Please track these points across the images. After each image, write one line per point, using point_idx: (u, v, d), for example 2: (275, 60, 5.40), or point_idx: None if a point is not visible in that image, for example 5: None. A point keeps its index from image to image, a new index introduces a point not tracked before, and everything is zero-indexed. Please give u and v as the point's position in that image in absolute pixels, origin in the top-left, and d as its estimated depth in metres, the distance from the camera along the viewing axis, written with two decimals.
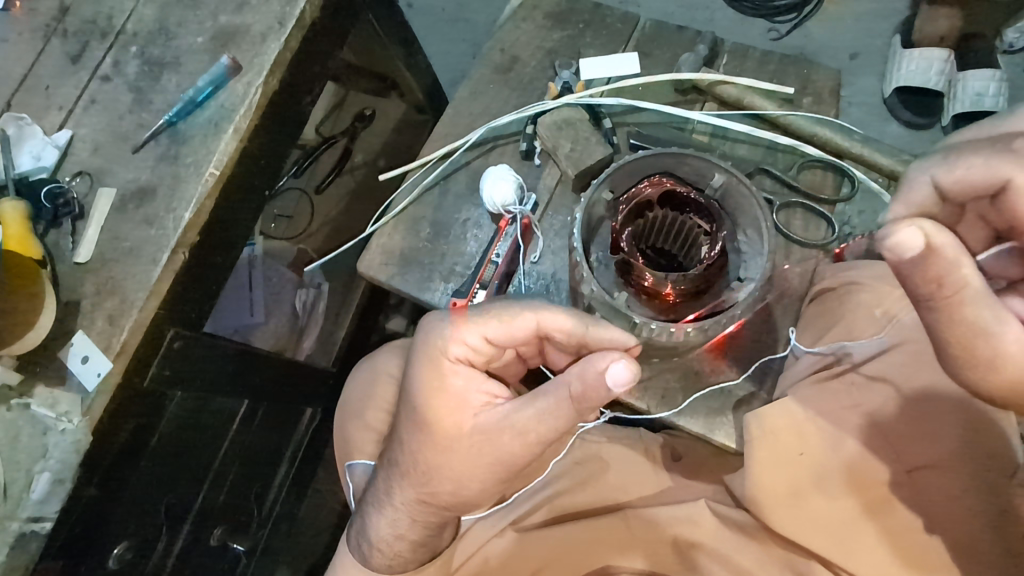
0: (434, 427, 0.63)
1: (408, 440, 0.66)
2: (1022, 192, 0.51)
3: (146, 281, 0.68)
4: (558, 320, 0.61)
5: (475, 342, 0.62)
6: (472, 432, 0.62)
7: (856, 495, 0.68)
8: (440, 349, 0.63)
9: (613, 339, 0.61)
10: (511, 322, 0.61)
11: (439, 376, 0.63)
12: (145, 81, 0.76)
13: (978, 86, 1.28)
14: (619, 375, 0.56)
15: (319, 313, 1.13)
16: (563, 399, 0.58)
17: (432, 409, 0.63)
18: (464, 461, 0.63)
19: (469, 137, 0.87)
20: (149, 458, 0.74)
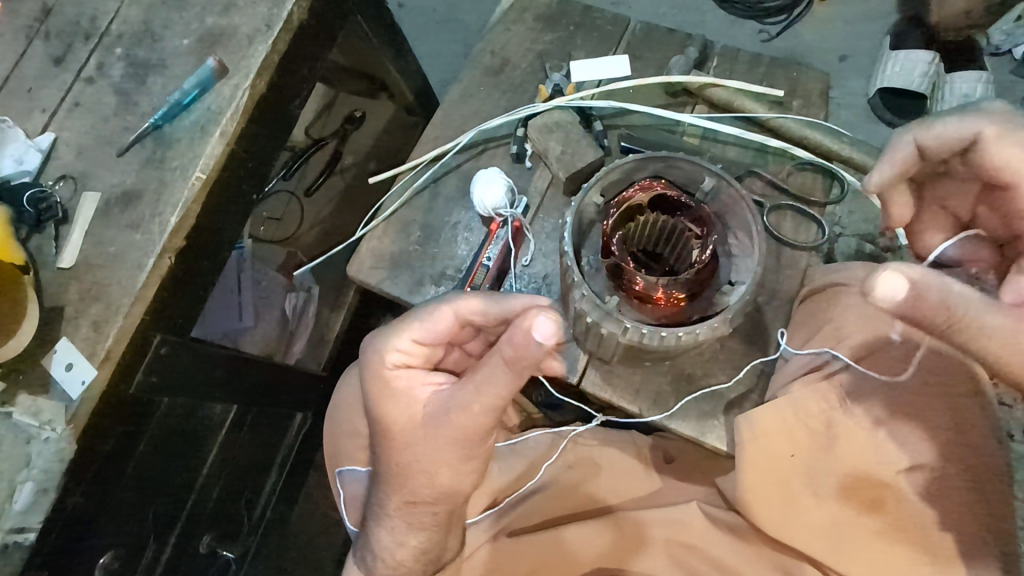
0: (392, 428, 0.63)
1: (381, 447, 0.66)
2: (990, 142, 0.62)
3: (131, 287, 0.67)
4: (469, 303, 0.60)
5: (407, 346, 0.63)
6: (427, 422, 0.62)
7: (851, 496, 0.70)
8: (374, 362, 0.64)
9: (524, 305, 0.58)
10: (430, 320, 0.61)
11: (383, 382, 0.64)
12: (130, 83, 0.75)
13: (965, 87, 1.30)
14: (544, 331, 0.53)
15: (309, 316, 1.12)
16: (499, 366, 0.57)
17: (385, 413, 0.64)
18: (430, 453, 0.63)
19: (458, 140, 0.87)
20: (135, 467, 0.73)
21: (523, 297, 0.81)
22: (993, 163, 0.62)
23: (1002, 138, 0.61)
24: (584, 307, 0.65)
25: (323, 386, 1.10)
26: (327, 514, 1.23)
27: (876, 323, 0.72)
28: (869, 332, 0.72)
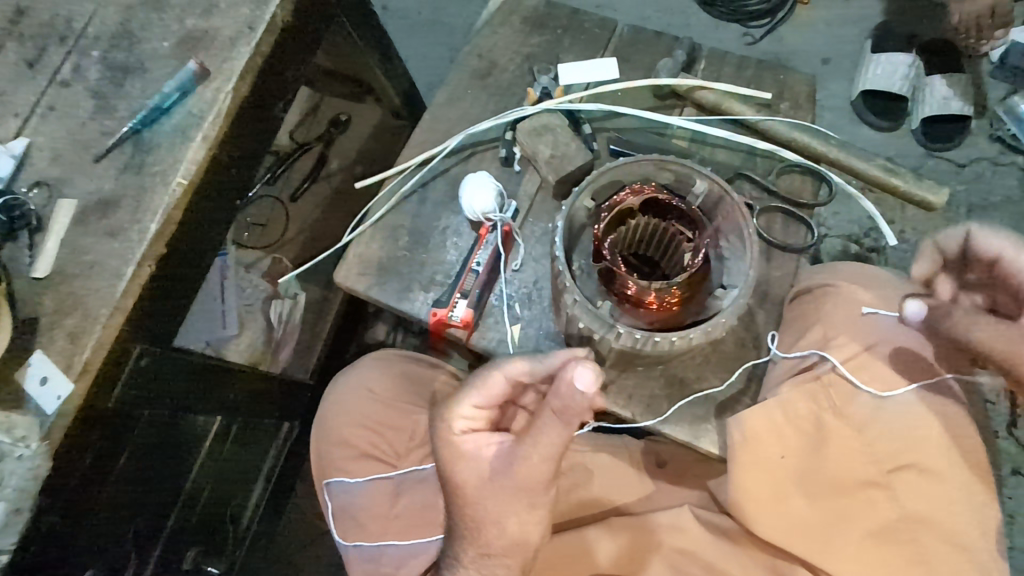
0: (464, 488, 0.65)
1: (453, 505, 0.68)
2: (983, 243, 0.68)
3: (110, 296, 0.65)
4: (518, 366, 0.61)
5: (470, 412, 0.64)
6: (496, 478, 0.63)
7: (842, 498, 0.71)
8: (441, 430, 0.65)
9: (565, 359, 0.60)
10: (487, 386, 0.62)
11: (449, 446, 0.65)
12: (108, 87, 0.73)
13: (944, 90, 1.32)
14: (585, 379, 0.55)
15: (295, 322, 1.09)
16: (556, 420, 0.59)
17: (456, 476, 0.65)
18: (501, 507, 0.65)
19: (447, 144, 0.86)
20: (115, 481, 0.71)
21: (513, 301, 0.79)
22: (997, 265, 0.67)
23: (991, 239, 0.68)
24: (576, 312, 0.64)
25: (310, 394, 1.08)
26: (314, 524, 1.21)
27: (858, 321, 0.74)
28: (855, 333, 0.73)
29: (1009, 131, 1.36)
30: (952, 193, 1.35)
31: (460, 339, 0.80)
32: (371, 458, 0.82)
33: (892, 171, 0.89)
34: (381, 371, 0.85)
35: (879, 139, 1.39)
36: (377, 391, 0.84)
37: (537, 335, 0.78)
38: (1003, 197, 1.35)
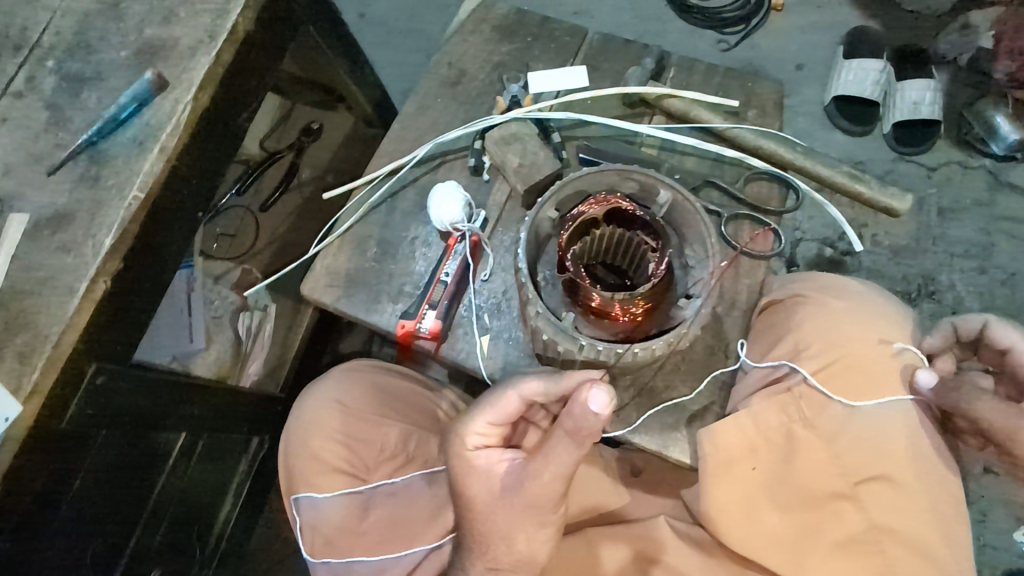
0: (474, 503, 0.65)
1: (464, 519, 0.68)
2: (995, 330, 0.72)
3: (62, 314, 0.63)
4: (533, 385, 0.62)
5: (484, 429, 0.64)
6: (506, 494, 0.64)
7: (812, 508, 0.70)
8: (456, 446, 0.65)
9: (581, 379, 0.59)
10: (501, 404, 0.63)
11: (462, 461, 0.65)
12: (62, 98, 0.71)
13: (914, 95, 1.35)
14: (598, 403, 0.55)
15: (265, 336, 1.07)
16: (566, 440, 0.59)
17: (469, 492, 0.65)
18: (510, 524, 0.64)
19: (415, 153, 0.85)
20: (71, 505, 0.69)
21: (483, 311, 0.79)
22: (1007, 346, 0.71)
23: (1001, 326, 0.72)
24: (540, 323, 0.65)
25: (281, 408, 1.06)
26: (288, 540, 1.19)
27: (831, 333, 0.73)
28: (825, 343, 0.72)
29: (978, 135, 1.38)
30: (923, 197, 1.36)
31: (429, 351, 0.79)
32: (342, 473, 0.80)
33: (855, 178, 0.91)
34: (355, 383, 0.84)
35: (851, 144, 1.40)
36: (348, 404, 0.83)
37: (507, 346, 0.77)
38: (972, 201, 1.36)
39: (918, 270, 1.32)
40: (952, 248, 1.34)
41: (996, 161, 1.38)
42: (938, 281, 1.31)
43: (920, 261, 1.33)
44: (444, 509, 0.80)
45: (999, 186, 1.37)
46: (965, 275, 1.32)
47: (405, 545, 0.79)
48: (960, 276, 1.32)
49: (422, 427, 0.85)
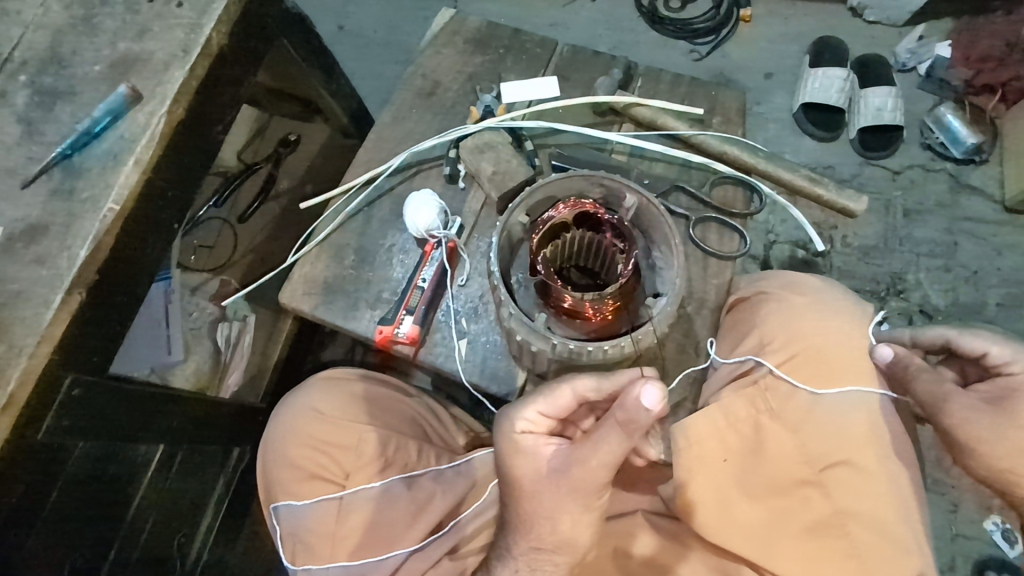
0: (518, 485, 0.61)
1: (510, 506, 0.63)
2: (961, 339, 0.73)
3: (37, 326, 0.63)
4: (586, 379, 0.59)
5: (534, 415, 0.61)
6: (553, 478, 0.60)
7: (777, 498, 0.73)
8: (504, 429, 0.61)
9: (632, 379, 0.58)
10: (552, 393, 0.60)
11: (509, 445, 0.61)
12: (36, 112, 0.72)
13: (878, 102, 1.41)
14: (651, 398, 0.54)
15: (245, 346, 1.08)
16: (618, 427, 0.56)
17: (516, 475, 0.61)
18: (556, 509, 0.60)
19: (391, 163, 0.87)
20: (47, 519, 0.68)
21: (460, 316, 0.80)
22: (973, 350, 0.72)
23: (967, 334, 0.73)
24: (513, 325, 0.66)
25: (262, 417, 1.06)
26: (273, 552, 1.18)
27: (794, 327, 0.76)
28: (788, 336, 0.76)
29: (939, 139, 1.44)
30: (888, 200, 1.42)
31: (407, 356, 0.80)
32: (321, 479, 0.82)
33: (815, 181, 0.95)
34: (335, 391, 0.86)
35: (820, 150, 1.45)
36: (327, 411, 0.84)
37: (485, 349, 0.79)
38: (935, 202, 1.42)
39: (886, 270, 1.37)
40: (918, 248, 1.39)
41: (956, 164, 1.44)
42: (905, 279, 1.36)
43: (889, 261, 1.37)
44: (423, 511, 0.81)
45: (960, 187, 1.42)
46: (931, 273, 1.37)
47: (383, 547, 0.79)
48: (927, 274, 1.37)
49: (401, 431, 0.86)
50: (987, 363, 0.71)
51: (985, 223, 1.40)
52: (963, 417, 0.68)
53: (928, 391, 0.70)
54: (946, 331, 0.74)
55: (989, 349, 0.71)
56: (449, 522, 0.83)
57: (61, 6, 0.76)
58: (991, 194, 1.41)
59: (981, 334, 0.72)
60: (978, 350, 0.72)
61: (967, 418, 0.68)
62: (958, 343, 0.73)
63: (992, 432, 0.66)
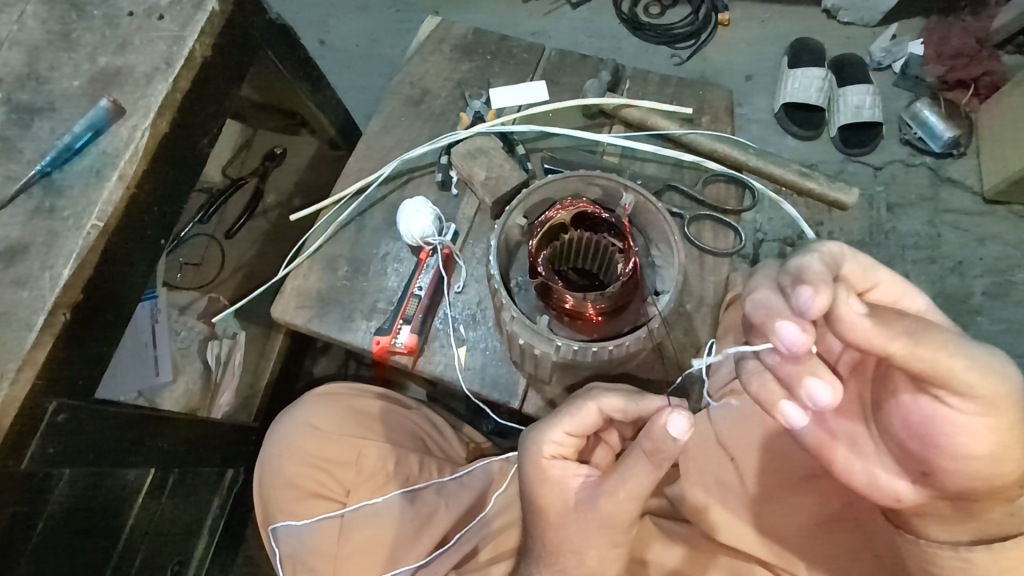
0: (546, 514, 0.59)
1: (533, 529, 0.62)
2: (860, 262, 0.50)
3: (18, 350, 0.60)
4: (614, 400, 0.56)
5: (560, 438, 0.58)
6: (581, 510, 0.57)
7: (783, 492, 0.71)
8: (530, 453, 0.58)
9: (662, 408, 0.54)
10: (579, 413, 0.56)
11: (537, 471, 0.58)
12: (12, 130, 0.70)
13: (856, 100, 1.43)
14: (678, 428, 0.49)
15: (235, 366, 1.04)
16: (644, 457, 0.53)
17: (544, 500, 0.59)
18: (583, 537, 0.58)
19: (381, 171, 0.86)
20: (34, 550, 0.65)
21: (459, 323, 0.79)
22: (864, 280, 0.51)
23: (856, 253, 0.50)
24: (516, 328, 0.66)
25: (255, 437, 1.04)
26: None
27: None
28: None
29: (917, 134, 1.46)
30: (873, 195, 1.43)
31: (405, 366, 0.79)
32: (321, 498, 0.80)
33: (805, 175, 0.96)
34: (339, 412, 0.83)
35: (803, 148, 1.46)
36: (327, 431, 0.82)
37: (484, 356, 0.78)
38: (918, 195, 1.44)
39: None
40: (903, 241, 1.40)
41: (935, 158, 1.46)
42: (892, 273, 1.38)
43: (876, 255, 1.39)
44: (428, 529, 0.78)
45: (940, 180, 1.45)
46: (917, 265, 1.39)
47: (390, 568, 0.77)
48: (913, 266, 1.38)
49: (403, 446, 0.84)
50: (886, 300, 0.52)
51: (967, 214, 1.42)
52: (1002, 387, 0.45)
53: (950, 360, 0.44)
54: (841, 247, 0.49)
55: (878, 282, 0.52)
56: (455, 537, 0.79)
57: (37, 22, 0.75)
58: (971, 185, 1.44)
59: (860, 258, 0.50)
60: (868, 282, 0.51)
61: (984, 395, 0.45)
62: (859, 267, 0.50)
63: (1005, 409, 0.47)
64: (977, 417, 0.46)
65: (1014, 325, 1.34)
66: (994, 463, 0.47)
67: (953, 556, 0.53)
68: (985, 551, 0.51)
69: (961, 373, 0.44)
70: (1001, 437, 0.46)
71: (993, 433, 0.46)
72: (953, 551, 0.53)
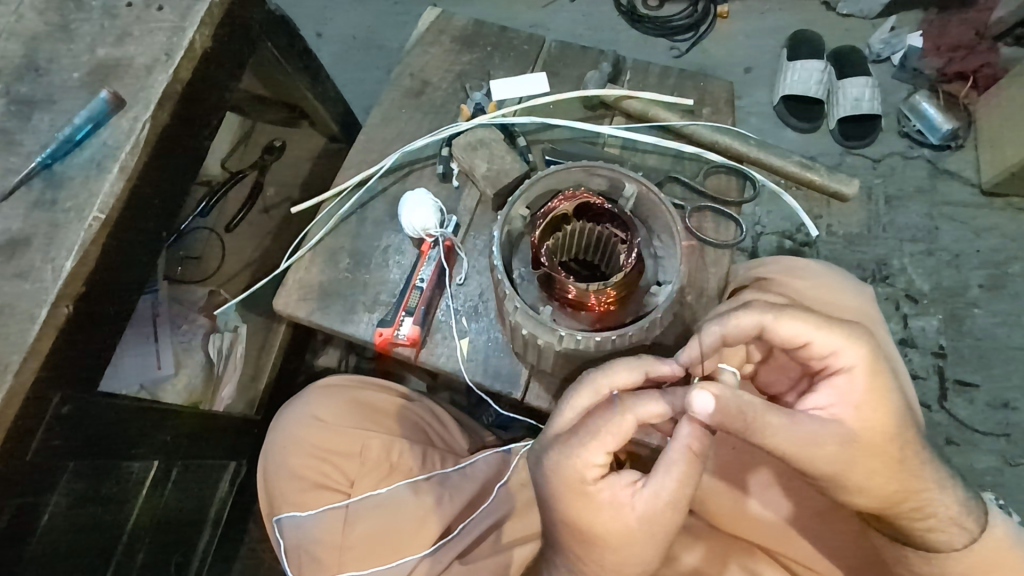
0: (605, 538, 0.58)
1: (587, 553, 0.60)
2: (776, 332, 0.57)
3: (22, 341, 0.60)
4: (652, 408, 0.54)
5: (601, 458, 0.56)
6: (643, 525, 0.57)
7: (786, 479, 0.71)
8: (575, 482, 0.56)
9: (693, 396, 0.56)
10: (619, 428, 0.54)
11: (585, 496, 0.57)
12: (12, 122, 0.69)
13: (856, 92, 1.43)
14: (703, 402, 0.51)
15: (238, 357, 1.05)
16: (687, 457, 0.55)
17: (591, 523, 0.57)
18: (630, 547, 0.58)
19: (383, 163, 0.86)
20: (41, 540, 0.66)
21: (461, 315, 0.79)
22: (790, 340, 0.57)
23: (781, 320, 0.57)
24: (519, 319, 0.66)
25: (257, 430, 1.05)
26: (273, 568, 1.16)
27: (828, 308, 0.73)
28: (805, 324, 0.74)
29: (915, 127, 1.46)
30: (871, 187, 1.43)
31: (409, 358, 0.79)
32: (327, 489, 0.80)
33: (806, 167, 0.97)
34: (346, 406, 0.83)
35: (803, 141, 1.46)
36: (335, 423, 0.82)
37: (486, 347, 0.78)
38: (915, 188, 1.44)
39: (872, 256, 1.38)
40: (901, 233, 1.40)
41: (934, 150, 1.46)
42: (890, 265, 1.38)
43: (874, 247, 1.39)
44: (432, 517, 0.79)
45: (938, 173, 1.45)
46: (915, 257, 1.39)
47: (394, 557, 0.78)
48: (910, 259, 1.39)
49: (407, 437, 0.84)
50: (811, 354, 0.58)
51: (964, 206, 1.42)
52: (836, 450, 0.54)
53: (789, 435, 0.53)
54: (758, 318, 0.57)
55: (810, 339, 0.57)
56: (458, 526, 0.80)
57: (34, 12, 0.74)
58: (969, 178, 1.44)
59: (794, 318, 0.57)
60: (795, 342, 0.58)
61: (836, 451, 0.54)
62: (773, 333, 0.57)
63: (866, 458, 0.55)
64: (844, 469, 0.55)
65: (1010, 318, 1.35)
66: (868, 495, 0.56)
67: (892, 551, 0.61)
68: (914, 552, 0.60)
69: (790, 450, 0.54)
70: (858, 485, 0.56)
71: (860, 466, 0.55)
72: (894, 548, 0.61)
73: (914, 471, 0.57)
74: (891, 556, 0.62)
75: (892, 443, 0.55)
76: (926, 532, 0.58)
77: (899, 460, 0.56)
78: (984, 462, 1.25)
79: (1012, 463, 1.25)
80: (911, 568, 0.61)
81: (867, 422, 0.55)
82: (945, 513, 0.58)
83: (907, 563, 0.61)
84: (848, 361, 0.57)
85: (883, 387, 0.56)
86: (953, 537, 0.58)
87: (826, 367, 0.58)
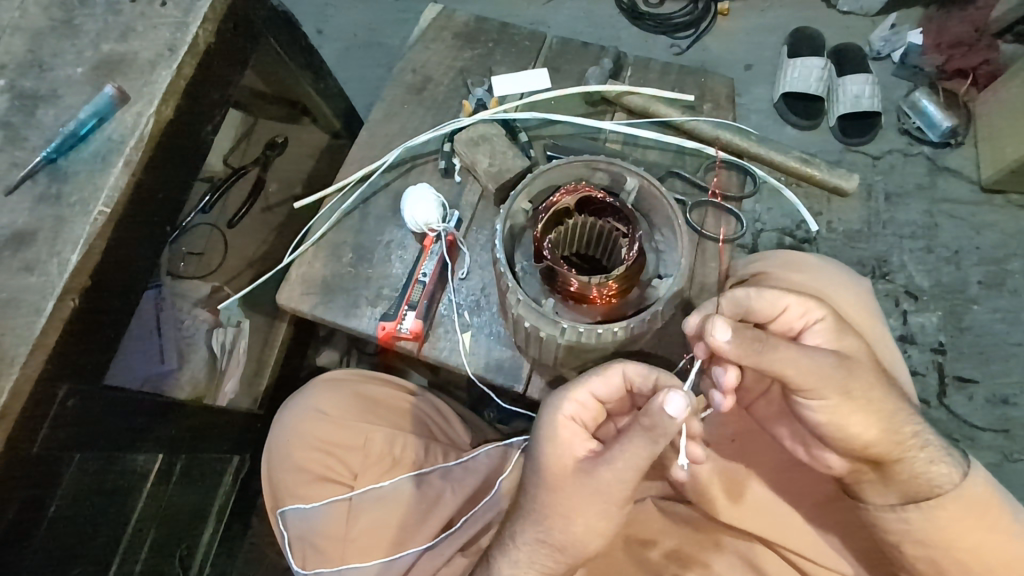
0: (552, 473, 0.57)
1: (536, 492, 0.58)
2: (755, 303, 0.61)
3: (29, 333, 0.61)
4: (637, 366, 0.57)
5: (582, 398, 0.58)
6: (586, 476, 0.55)
7: (779, 470, 0.73)
8: (549, 405, 0.58)
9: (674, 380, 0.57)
10: (604, 376, 0.57)
11: (550, 426, 0.57)
12: (16, 117, 0.70)
13: (855, 89, 1.43)
14: (723, 330, 0.51)
15: (240, 352, 1.05)
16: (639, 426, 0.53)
17: (564, 497, 0.56)
18: (569, 489, 0.56)
19: (385, 159, 0.86)
20: (48, 532, 0.66)
21: (463, 309, 0.80)
22: (764, 309, 0.61)
23: (756, 293, 0.61)
24: (521, 312, 0.67)
25: (260, 424, 1.06)
26: (275, 563, 1.16)
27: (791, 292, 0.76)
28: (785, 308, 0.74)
29: (916, 124, 1.46)
30: (870, 184, 1.44)
31: (411, 352, 0.80)
32: (329, 481, 0.81)
33: (805, 162, 0.99)
34: (351, 396, 0.84)
35: (803, 138, 1.46)
36: (337, 415, 0.83)
37: (488, 341, 0.78)
38: (915, 184, 1.44)
39: (872, 253, 1.39)
40: (901, 230, 1.41)
41: (934, 147, 1.47)
42: (889, 262, 1.38)
43: (874, 244, 1.39)
44: (434, 510, 0.80)
45: (938, 170, 1.45)
46: (914, 254, 1.39)
47: (397, 549, 0.79)
48: (910, 256, 1.39)
49: (407, 429, 0.85)
50: (788, 319, 0.61)
51: (963, 203, 1.43)
52: (827, 382, 0.54)
53: (787, 367, 0.53)
54: (738, 294, 0.61)
55: (787, 305, 0.60)
56: (459, 520, 0.80)
57: (38, 9, 0.74)
58: (968, 175, 1.44)
59: (766, 292, 0.61)
60: (774, 308, 0.60)
61: (828, 385, 0.54)
62: (754, 305, 0.61)
63: (858, 391, 0.55)
64: (838, 396, 0.55)
65: (1009, 313, 1.35)
66: (871, 428, 0.56)
67: (896, 518, 0.59)
68: (917, 509, 0.58)
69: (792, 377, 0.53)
70: (856, 418, 0.55)
71: (851, 398, 0.55)
72: (894, 513, 0.59)
73: (898, 396, 0.58)
74: (895, 532, 0.60)
75: (876, 375, 0.57)
76: (927, 466, 0.58)
77: (885, 386, 0.57)
78: (983, 457, 1.26)
79: (1011, 457, 1.26)
80: (913, 539, 0.59)
81: (854, 359, 0.56)
82: (937, 448, 0.58)
83: (912, 535, 0.59)
84: (822, 316, 0.60)
85: (853, 334, 0.59)
86: (952, 476, 0.58)
87: (804, 328, 0.60)
